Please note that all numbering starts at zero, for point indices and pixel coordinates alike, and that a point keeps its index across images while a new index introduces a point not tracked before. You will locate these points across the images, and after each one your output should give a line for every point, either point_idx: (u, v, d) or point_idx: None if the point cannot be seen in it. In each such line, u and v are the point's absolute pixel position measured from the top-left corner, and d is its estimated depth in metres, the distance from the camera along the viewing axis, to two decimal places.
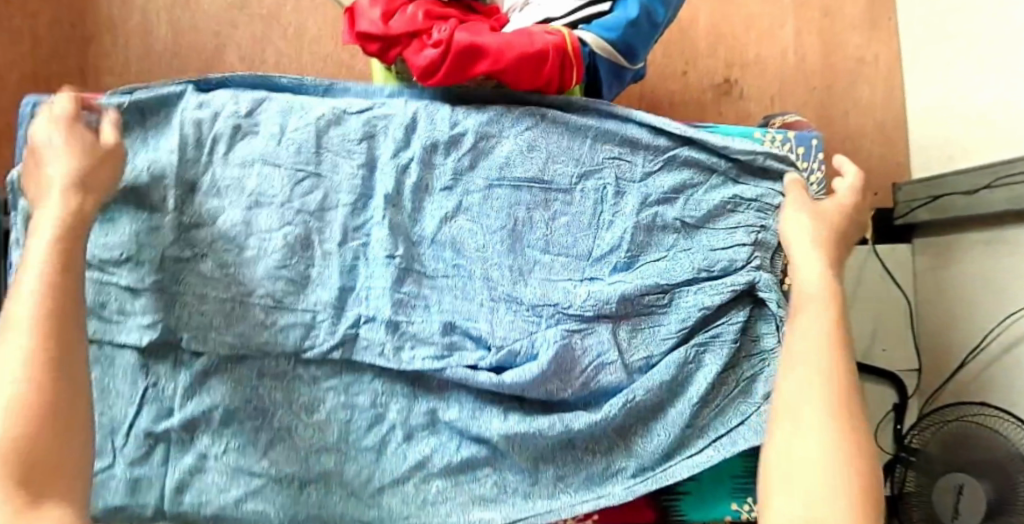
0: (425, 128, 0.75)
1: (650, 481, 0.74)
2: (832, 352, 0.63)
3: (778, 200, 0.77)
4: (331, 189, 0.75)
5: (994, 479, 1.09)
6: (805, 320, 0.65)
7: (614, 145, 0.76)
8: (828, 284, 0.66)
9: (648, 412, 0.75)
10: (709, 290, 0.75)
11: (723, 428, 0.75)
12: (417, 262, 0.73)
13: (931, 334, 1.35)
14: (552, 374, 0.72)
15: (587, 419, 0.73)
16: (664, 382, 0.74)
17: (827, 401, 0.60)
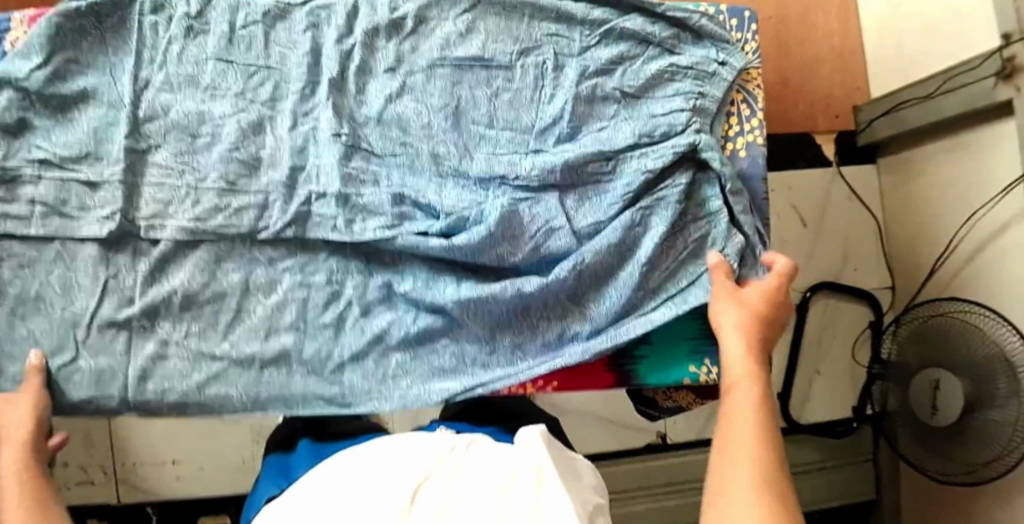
0: (365, 14, 0.79)
1: (604, 340, 0.76)
2: (758, 428, 0.62)
3: (713, 67, 0.80)
4: (281, 80, 0.78)
5: (973, 377, 1.07)
6: (732, 400, 0.65)
7: (550, 26, 0.80)
8: (751, 368, 0.67)
9: (602, 276, 0.77)
10: (650, 155, 0.77)
11: (671, 288, 0.77)
12: (373, 140, 0.76)
13: (899, 250, 1.36)
14: (501, 241, 0.75)
15: (539, 282, 0.74)
16: (610, 246, 0.75)
17: (757, 464, 0.58)
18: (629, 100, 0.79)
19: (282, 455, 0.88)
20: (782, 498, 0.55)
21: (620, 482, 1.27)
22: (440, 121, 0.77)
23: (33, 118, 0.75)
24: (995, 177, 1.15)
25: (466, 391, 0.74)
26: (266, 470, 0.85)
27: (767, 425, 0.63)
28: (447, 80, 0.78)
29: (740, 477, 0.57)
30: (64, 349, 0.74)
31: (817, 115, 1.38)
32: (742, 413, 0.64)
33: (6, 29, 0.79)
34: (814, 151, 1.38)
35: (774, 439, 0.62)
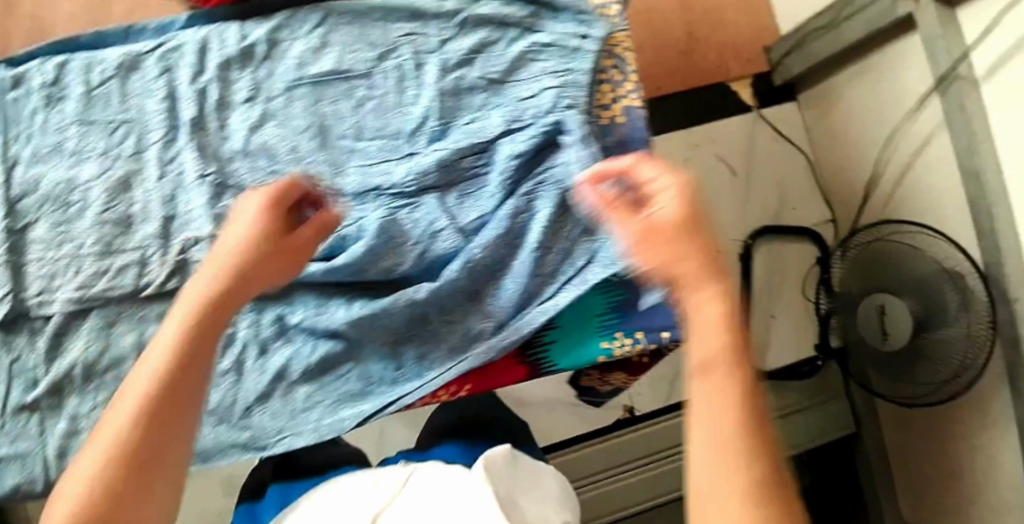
0: (214, 48, 0.77)
1: (506, 334, 0.74)
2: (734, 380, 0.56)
3: (575, 42, 0.77)
4: (143, 132, 0.76)
5: (917, 295, 1.05)
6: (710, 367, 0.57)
7: (404, 24, 0.78)
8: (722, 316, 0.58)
9: (493, 267, 0.75)
10: (521, 137, 0.75)
11: (566, 269, 0.75)
12: (244, 175, 0.74)
13: (835, 182, 1.32)
14: (381, 257, 0.73)
15: (430, 287, 0.73)
16: (498, 236, 0.74)
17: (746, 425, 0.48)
18: (493, 88, 0.77)
19: (252, 505, 0.87)
20: (764, 448, 0.48)
21: (592, 466, 1.23)
22: (304, 143, 0.75)
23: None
24: (908, 93, 1.13)
25: (375, 412, 0.73)
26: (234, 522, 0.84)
27: (747, 421, 0.48)
28: (306, 101, 0.75)
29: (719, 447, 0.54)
30: None
31: (730, 64, 1.34)
32: None
33: None
34: (733, 99, 1.34)
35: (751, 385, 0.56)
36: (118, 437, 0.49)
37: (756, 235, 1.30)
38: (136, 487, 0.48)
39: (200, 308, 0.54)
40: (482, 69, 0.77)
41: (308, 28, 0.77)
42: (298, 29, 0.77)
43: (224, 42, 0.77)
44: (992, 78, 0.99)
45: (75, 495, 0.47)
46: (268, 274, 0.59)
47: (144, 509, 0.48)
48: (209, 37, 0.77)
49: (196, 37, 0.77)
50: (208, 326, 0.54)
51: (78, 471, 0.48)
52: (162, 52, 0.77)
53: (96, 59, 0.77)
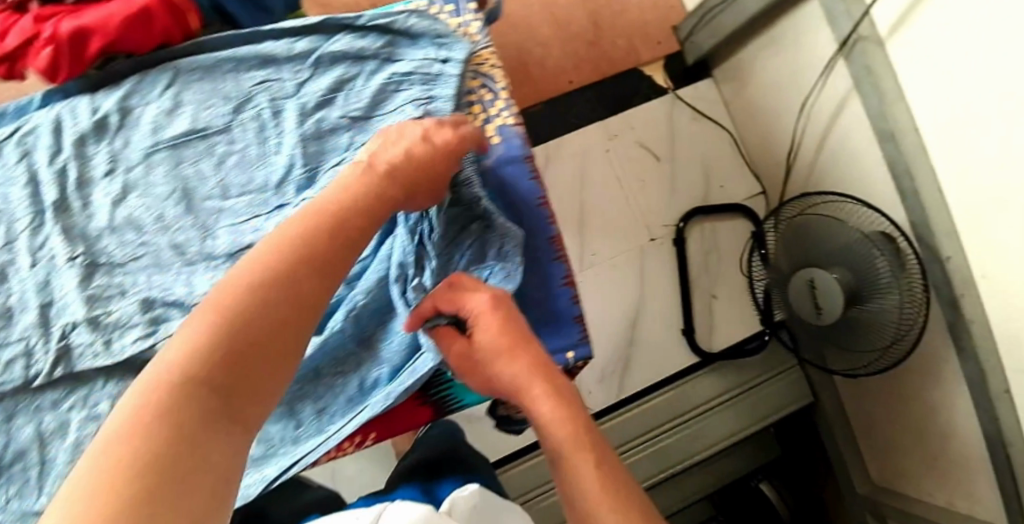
0: (69, 126, 0.75)
1: (405, 378, 0.71)
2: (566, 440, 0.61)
3: (436, 68, 0.76)
4: (10, 220, 0.75)
5: (847, 265, 1.02)
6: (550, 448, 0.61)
7: (257, 73, 0.76)
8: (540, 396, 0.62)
9: (377, 313, 0.74)
10: None
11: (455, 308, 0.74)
12: (115, 251, 0.72)
13: (760, 152, 1.30)
14: None
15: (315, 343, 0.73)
16: (380, 280, 0.73)
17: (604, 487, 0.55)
18: (357, 126, 0.74)
19: None
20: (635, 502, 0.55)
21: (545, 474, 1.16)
22: (170, 209, 0.73)
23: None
24: (813, 58, 1.11)
25: (279, 474, 0.70)
26: None
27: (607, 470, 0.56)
28: (167, 166, 0.74)
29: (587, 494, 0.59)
30: None
31: (638, 47, 1.32)
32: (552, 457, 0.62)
33: None
34: (647, 83, 1.32)
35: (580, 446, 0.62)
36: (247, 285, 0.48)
37: (687, 217, 1.27)
38: (266, 362, 0.46)
39: (357, 204, 0.59)
40: (339, 109, 0.75)
41: (161, 91, 0.76)
42: (152, 94, 0.76)
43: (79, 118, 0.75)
44: (895, 33, 0.93)
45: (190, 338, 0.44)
46: (420, 190, 0.66)
47: (265, 377, 0.46)
48: (64, 115, 0.76)
49: (51, 116, 0.76)
50: (361, 218, 0.58)
51: (203, 311, 0.45)
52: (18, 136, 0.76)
53: None
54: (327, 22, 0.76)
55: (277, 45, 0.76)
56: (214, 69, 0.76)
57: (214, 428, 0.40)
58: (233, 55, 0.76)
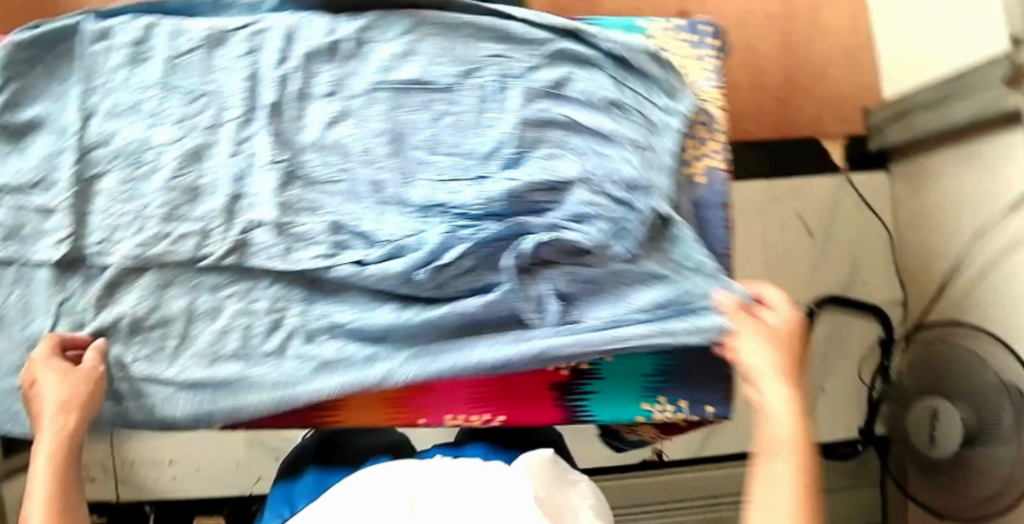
0: (303, 39, 0.77)
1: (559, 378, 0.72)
2: (801, 466, 0.62)
3: (662, 98, 0.77)
4: (221, 107, 0.76)
5: (972, 402, 1.01)
6: (772, 469, 0.62)
7: (495, 45, 0.77)
8: (796, 431, 0.63)
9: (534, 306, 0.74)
10: (589, 184, 0.73)
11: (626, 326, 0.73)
12: (317, 172, 0.74)
13: (912, 263, 1.28)
14: (427, 267, 0.71)
15: (485, 307, 0.72)
16: (560, 280, 0.73)
17: (798, 490, 0.60)
18: (572, 129, 0.75)
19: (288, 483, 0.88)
20: None
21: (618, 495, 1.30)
22: (376, 144, 0.74)
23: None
24: (1009, 190, 1.05)
25: None
26: (272, 499, 0.86)
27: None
28: (387, 105, 0.75)
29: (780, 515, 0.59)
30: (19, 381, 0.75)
31: (825, 120, 1.30)
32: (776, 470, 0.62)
33: None
34: (821, 157, 1.30)
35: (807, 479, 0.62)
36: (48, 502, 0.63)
37: (819, 302, 1.28)
38: None
39: (66, 435, 0.66)
40: (562, 104, 0.76)
41: (396, 35, 0.77)
42: (386, 35, 0.77)
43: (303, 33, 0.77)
44: None
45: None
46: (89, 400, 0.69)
47: None
48: (293, 23, 0.77)
49: (287, 25, 0.77)
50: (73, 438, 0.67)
51: None
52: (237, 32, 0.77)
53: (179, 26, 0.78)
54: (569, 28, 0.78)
55: (516, 28, 0.77)
56: (450, 30, 0.77)
57: None
58: (473, 23, 0.77)
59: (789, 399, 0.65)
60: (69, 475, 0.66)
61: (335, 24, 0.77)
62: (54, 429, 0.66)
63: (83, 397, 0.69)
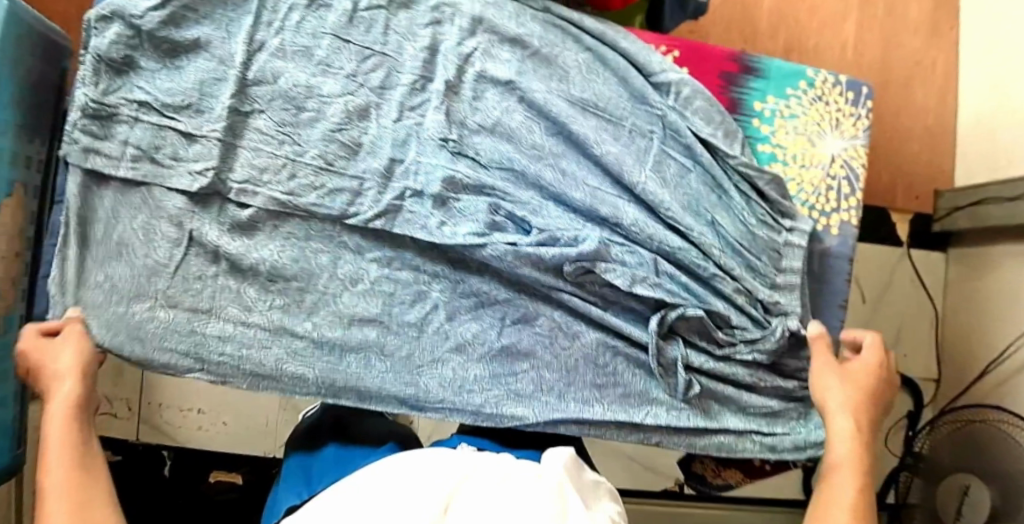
0: (488, 24, 0.78)
1: (686, 412, 0.77)
2: (857, 488, 0.68)
3: (814, 151, 0.82)
4: (394, 69, 0.78)
5: (1001, 485, 1.09)
6: (832, 486, 0.69)
7: (665, 100, 0.80)
8: (854, 452, 0.71)
9: (665, 330, 0.77)
10: (729, 225, 0.79)
11: (740, 371, 0.79)
12: (483, 154, 0.77)
13: (954, 344, 1.34)
14: (580, 268, 0.75)
15: (624, 327, 0.77)
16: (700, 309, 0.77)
17: (851, 506, 0.67)
18: (721, 169, 0.80)
19: (306, 454, 0.81)
20: None
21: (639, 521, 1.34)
22: (545, 139, 0.78)
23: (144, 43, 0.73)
24: None
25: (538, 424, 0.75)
26: (285, 475, 0.78)
27: None
28: (564, 105, 0.78)
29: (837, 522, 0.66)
30: (123, 312, 0.71)
31: (896, 194, 1.35)
32: (839, 488, 0.69)
33: None
34: (887, 229, 1.35)
35: (866, 502, 0.68)
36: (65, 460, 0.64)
37: None
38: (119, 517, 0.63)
39: (70, 402, 0.66)
40: (721, 191, 0.80)
41: (576, 44, 0.80)
42: (567, 43, 0.80)
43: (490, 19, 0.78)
44: None
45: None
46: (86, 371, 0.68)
47: None
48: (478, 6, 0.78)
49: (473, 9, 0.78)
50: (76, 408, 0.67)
51: None
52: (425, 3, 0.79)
53: None
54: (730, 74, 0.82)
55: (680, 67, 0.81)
56: (622, 53, 0.80)
57: None
58: (643, 50, 0.80)
59: (852, 430, 0.73)
60: (83, 431, 0.66)
61: (518, 17, 0.79)
62: (61, 404, 0.66)
63: (81, 366, 0.68)
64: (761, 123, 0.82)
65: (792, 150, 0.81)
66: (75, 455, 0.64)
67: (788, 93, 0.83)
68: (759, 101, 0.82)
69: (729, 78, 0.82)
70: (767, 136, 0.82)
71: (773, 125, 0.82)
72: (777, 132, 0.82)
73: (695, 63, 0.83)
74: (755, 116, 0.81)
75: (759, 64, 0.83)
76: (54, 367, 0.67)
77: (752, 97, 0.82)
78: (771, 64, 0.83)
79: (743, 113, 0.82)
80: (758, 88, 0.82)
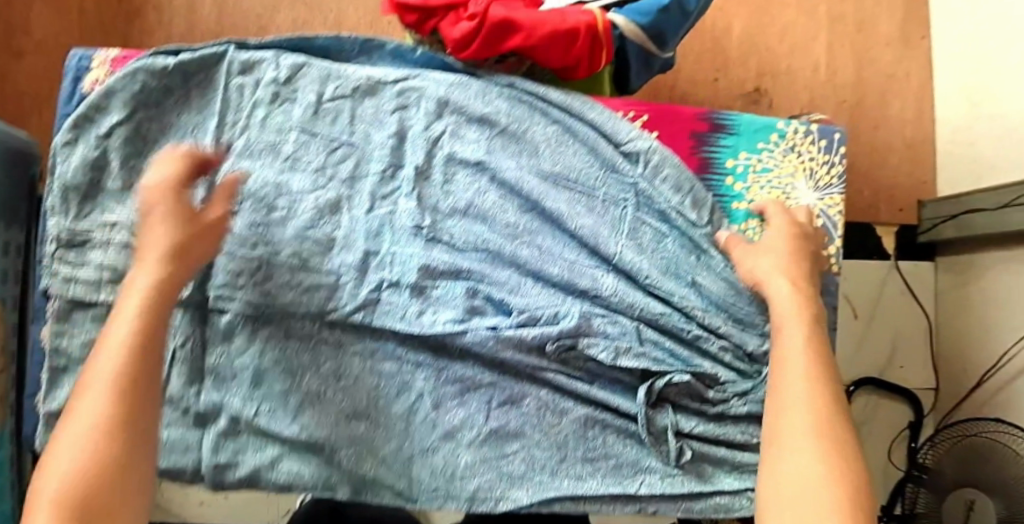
0: (455, 105, 0.79)
1: (679, 477, 0.76)
2: (810, 346, 0.66)
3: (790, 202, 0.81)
4: (362, 159, 0.77)
5: (1006, 497, 1.08)
6: (784, 349, 0.67)
7: (636, 168, 0.80)
8: (799, 309, 0.69)
9: (652, 396, 0.77)
10: (710, 285, 0.79)
11: (731, 430, 0.78)
12: (457, 237, 0.77)
13: (949, 352, 1.34)
14: (563, 343, 0.75)
15: (610, 398, 0.77)
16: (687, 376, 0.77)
17: (807, 363, 0.65)
18: (696, 230, 0.80)
19: None
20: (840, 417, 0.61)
21: None
22: (518, 216, 0.78)
23: (111, 160, 0.77)
24: None
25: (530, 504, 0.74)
26: None
27: (830, 393, 0.63)
28: (537, 181, 0.78)
29: (795, 382, 0.64)
30: None
31: (880, 207, 1.37)
32: (790, 350, 0.67)
33: (86, 68, 0.80)
34: (872, 243, 1.35)
35: (822, 360, 0.66)
36: (106, 401, 0.54)
37: (860, 382, 1.32)
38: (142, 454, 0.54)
39: (159, 287, 0.61)
40: (702, 251, 0.80)
41: (544, 118, 0.80)
42: (534, 118, 0.80)
43: (457, 103, 0.79)
44: None
45: (58, 501, 0.49)
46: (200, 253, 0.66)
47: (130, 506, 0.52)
48: (442, 90, 0.79)
49: (440, 94, 0.79)
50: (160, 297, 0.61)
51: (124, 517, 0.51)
52: (389, 88, 0.79)
53: (329, 71, 0.80)
54: (701, 134, 0.83)
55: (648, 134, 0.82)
56: (591, 124, 0.81)
57: None
58: (611, 119, 0.81)
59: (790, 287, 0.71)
60: (156, 341, 0.59)
61: (484, 98, 0.79)
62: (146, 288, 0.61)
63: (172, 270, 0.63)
64: (734, 181, 0.82)
65: (768, 205, 0.82)
66: (142, 362, 0.57)
67: (760, 148, 0.83)
68: (730, 158, 0.83)
69: (700, 138, 0.83)
70: (741, 193, 0.82)
71: (746, 181, 0.82)
72: (750, 188, 0.82)
73: (664, 127, 0.83)
74: (727, 174, 0.82)
75: (729, 121, 0.83)
76: (145, 237, 0.64)
77: (723, 155, 0.83)
78: (741, 120, 0.83)
79: (715, 172, 0.82)
80: (730, 145, 0.83)
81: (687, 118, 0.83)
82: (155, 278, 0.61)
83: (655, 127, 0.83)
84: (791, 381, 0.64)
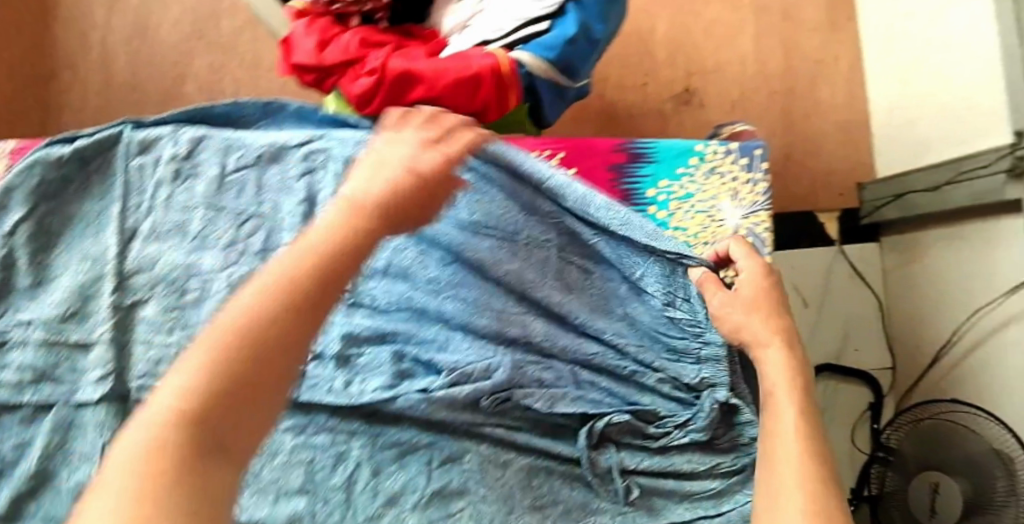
0: (363, 160, 0.76)
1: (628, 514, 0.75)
2: (802, 416, 0.63)
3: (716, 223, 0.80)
4: (273, 228, 0.75)
5: (970, 477, 1.08)
6: (776, 418, 0.63)
7: (557, 205, 0.78)
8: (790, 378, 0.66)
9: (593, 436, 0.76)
10: (646, 314, 0.78)
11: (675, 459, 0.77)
12: (381, 298, 0.77)
13: (903, 331, 1.34)
14: (496, 396, 0.74)
15: (551, 443, 0.76)
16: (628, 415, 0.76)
17: (798, 436, 0.61)
18: (623, 261, 0.78)
19: None
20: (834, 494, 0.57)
21: None
22: (440, 271, 0.77)
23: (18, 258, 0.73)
24: (1001, 274, 1.13)
25: None
26: None
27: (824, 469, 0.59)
28: (455, 233, 0.77)
29: (787, 458, 0.60)
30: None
31: (820, 194, 1.38)
32: (783, 422, 0.63)
33: None
34: (818, 230, 1.35)
35: (815, 433, 0.62)
36: (235, 338, 0.40)
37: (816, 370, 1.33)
38: (252, 414, 0.40)
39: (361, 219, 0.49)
40: (633, 283, 0.78)
41: None
42: None
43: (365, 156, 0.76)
44: None
45: (130, 486, 0.35)
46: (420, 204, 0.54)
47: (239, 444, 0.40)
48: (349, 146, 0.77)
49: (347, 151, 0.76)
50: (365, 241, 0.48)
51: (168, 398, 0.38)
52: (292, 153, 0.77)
53: (233, 141, 0.77)
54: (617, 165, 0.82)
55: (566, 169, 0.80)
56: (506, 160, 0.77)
57: (198, 460, 0.37)
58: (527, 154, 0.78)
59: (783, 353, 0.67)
60: (339, 291, 0.45)
61: None
62: (345, 209, 0.49)
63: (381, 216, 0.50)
64: (657, 210, 0.81)
65: (693, 231, 0.80)
66: (311, 319, 0.43)
67: (680, 173, 0.82)
68: (652, 187, 0.81)
69: (618, 170, 0.82)
70: (665, 221, 0.81)
71: (669, 209, 0.81)
72: (674, 215, 0.81)
73: (581, 162, 0.83)
74: (649, 204, 0.81)
75: (646, 149, 0.82)
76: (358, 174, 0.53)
77: (644, 185, 0.82)
78: (659, 146, 0.82)
79: (637, 203, 0.81)
80: (649, 174, 0.82)
81: (603, 151, 0.83)
82: (347, 224, 0.48)
83: (571, 163, 0.82)
84: (783, 454, 0.60)
